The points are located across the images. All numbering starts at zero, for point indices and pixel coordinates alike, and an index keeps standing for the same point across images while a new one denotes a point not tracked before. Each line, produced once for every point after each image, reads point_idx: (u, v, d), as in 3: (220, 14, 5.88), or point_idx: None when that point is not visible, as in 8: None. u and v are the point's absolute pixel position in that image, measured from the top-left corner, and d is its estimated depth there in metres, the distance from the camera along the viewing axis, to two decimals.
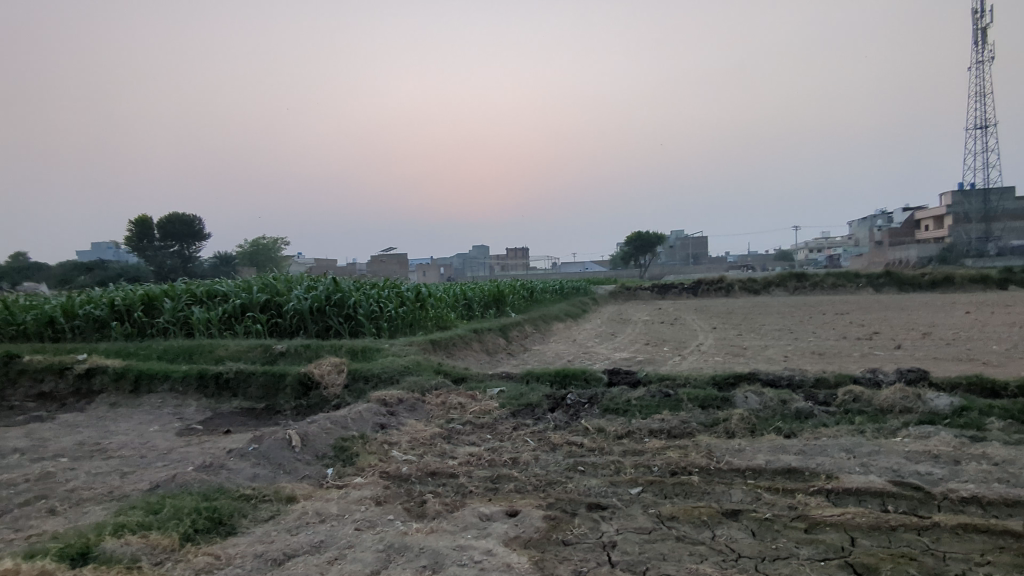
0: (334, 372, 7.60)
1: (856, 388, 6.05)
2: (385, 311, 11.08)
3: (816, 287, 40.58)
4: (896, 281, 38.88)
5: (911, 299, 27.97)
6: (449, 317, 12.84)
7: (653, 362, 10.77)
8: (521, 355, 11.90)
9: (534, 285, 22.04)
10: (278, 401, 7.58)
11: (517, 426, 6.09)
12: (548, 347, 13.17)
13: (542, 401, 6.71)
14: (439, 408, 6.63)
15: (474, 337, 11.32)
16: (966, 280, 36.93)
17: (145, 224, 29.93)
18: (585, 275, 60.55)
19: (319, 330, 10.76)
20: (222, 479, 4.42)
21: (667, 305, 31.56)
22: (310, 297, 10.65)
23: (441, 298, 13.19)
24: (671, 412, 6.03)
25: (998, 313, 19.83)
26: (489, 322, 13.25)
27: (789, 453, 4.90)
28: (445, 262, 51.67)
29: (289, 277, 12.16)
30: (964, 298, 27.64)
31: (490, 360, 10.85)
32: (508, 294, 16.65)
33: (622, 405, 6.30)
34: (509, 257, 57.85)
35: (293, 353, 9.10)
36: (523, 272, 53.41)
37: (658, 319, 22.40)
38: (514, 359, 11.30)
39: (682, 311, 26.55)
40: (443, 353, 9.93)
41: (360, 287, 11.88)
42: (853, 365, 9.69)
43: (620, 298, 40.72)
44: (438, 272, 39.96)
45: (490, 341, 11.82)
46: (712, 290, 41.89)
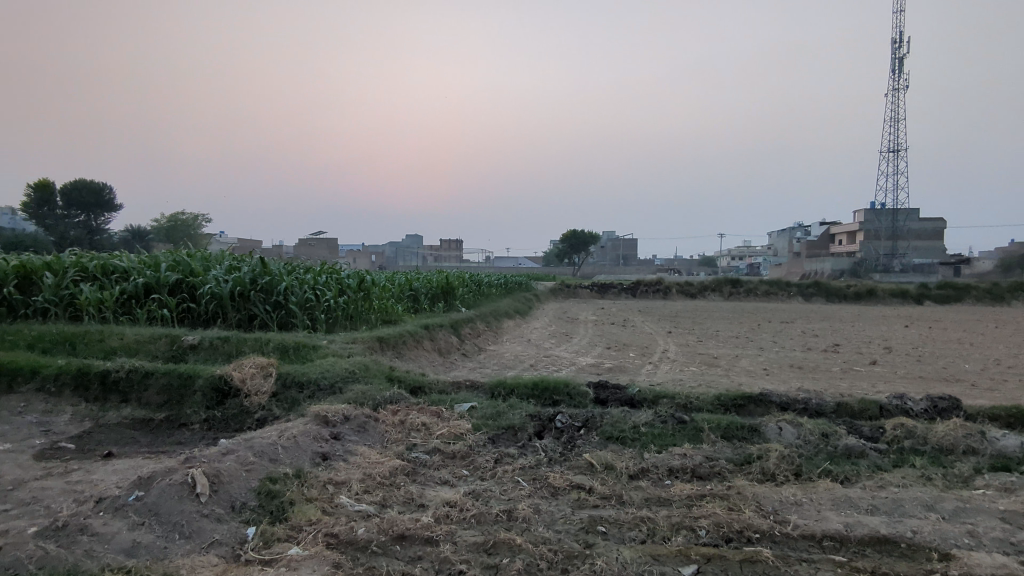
0: (260, 377, 6.00)
1: (904, 420, 5.12)
2: (321, 300, 9.46)
3: (750, 294, 41.17)
4: (824, 292, 40.10)
5: (844, 310, 28.52)
6: (395, 310, 11.33)
7: (625, 371, 9.70)
8: (476, 357, 10.54)
9: (481, 279, 20.72)
10: (183, 410, 5.89)
11: (501, 459, 4.78)
12: (505, 348, 11.90)
13: (526, 423, 5.42)
14: (397, 429, 5.21)
15: (425, 334, 9.87)
16: (888, 294, 38.47)
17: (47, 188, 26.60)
18: (522, 270, 59.69)
19: (241, 320, 9.00)
20: (78, 557, 2.86)
21: (609, 306, 30.89)
22: (231, 279, 8.88)
23: (386, 288, 11.64)
24: (692, 446, 4.89)
25: (934, 329, 20.20)
26: (439, 317, 11.81)
27: (862, 511, 3.84)
28: (378, 250, 49.48)
29: (206, 254, 10.25)
30: (892, 312, 28.47)
31: (445, 362, 9.47)
32: (458, 286, 15.24)
33: (628, 432, 5.11)
34: (446, 248, 56.02)
35: (206, 348, 7.37)
36: (459, 264, 51.90)
37: (607, 320, 21.54)
38: (471, 362, 9.92)
39: (628, 312, 25.87)
40: (392, 353, 8.47)
41: (291, 271, 10.17)
42: (842, 382, 8.95)
43: (560, 296, 39.98)
44: (370, 260, 37.77)
45: (442, 340, 10.38)
46: (651, 291, 41.85)
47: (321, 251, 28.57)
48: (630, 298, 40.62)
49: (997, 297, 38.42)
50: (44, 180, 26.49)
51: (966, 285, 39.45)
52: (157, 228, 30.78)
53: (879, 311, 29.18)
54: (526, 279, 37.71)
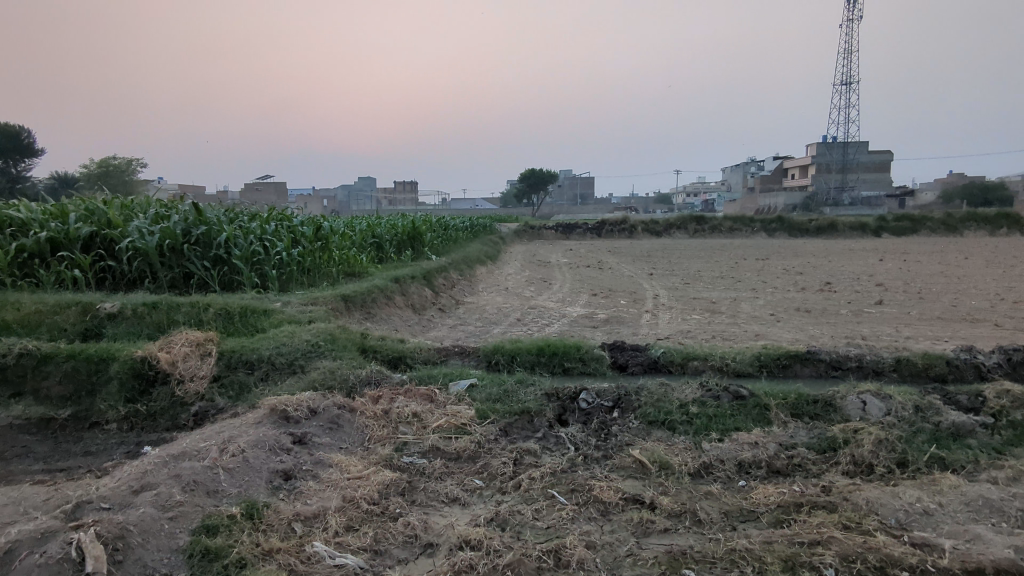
0: (195, 358, 4.68)
1: (1003, 385, 4.23)
2: (270, 254, 8.01)
3: (715, 231, 40.77)
4: (787, 227, 40.00)
5: (812, 245, 28.26)
6: (358, 261, 9.95)
7: (625, 323, 8.68)
8: (455, 311, 9.33)
9: (447, 223, 19.30)
10: (95, 404, 4.54)
11: (523, 460, 3.68)
12: (484, 299, 10.74)
13: (544, 405, 4.31)
14: (382, 421, 4.02)
15: (396, 289, 8.59)
16: (849, 227, 38.61)
17: None
18: (482, 211, 57.88)
19: (174, 279, 7.51)
20: None
21: (578, 247, 29.85)
22: (158, 230, 7.33)
23: (346, 235, 10.19)
24: (761, 430, 3.87)
25: (908, 261, 19.92)
26: (408, 267, 10.49)
27: (1017, 524, 2.92)
28: (331, 194, 46.90)
29: (127, 202, 8.57)
30: (858, 245, 28.37)
31: (421, 320, 8.27)
32: (425, 230, 13.84)
33: (676, 414, 4.07)
34: (403, 191, 53.56)
35: (129, 319, 5.93)
36: (416, 207, 49.84)
37: (581, 263, 20.54)
38: (450, 319, 8.71)
39: (599, 254, 24.94)
40: (361, 313, 7.20)
41: (233, 221, 8.62)
42: (864, 327, 8.13)
43: (524, 237, 38.74)
44: (323, 203, 35.50)
45: (415, 295, 9.11)
46: (617, 231, 41.01)
47: (269, 196, 26.35)
48: (596, 238, 39.69)
49: (951, 228, 39.03)
50: None
51: (922, 216, 39.88)
52: (86, 174, 27.81)
53: (845, 244, 29.03)
54: (489, 221, 36.23)
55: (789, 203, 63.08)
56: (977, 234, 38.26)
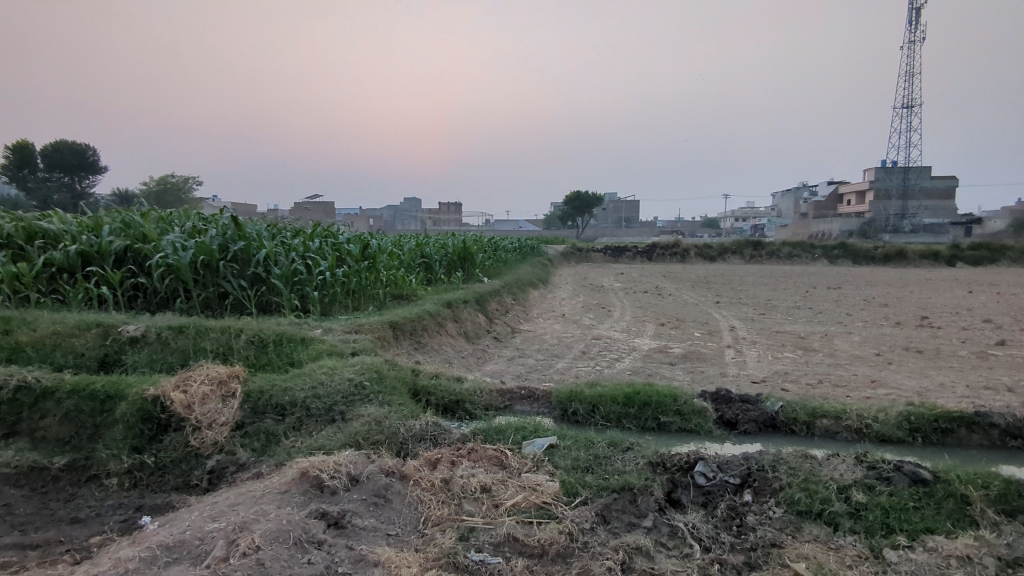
0: (216, 400, 3.86)
1: None
2: (313, 274, 7.28)
3: (772, 257, 38.88)
4: (851, 254, 37.84)
5: (882, 274, 26.39)
6: (406, 282, 9.17)
7: (706, 362, 7.60)
8: (512, 341, 8.41)
9: (497, 244, 18.51)
10: (97, 453, 3.76)
11: (633, 566, 2.66)
12: (541, 327, 9.80)
13: (650, 481, 3.29)
14: (441, 496, 3.08)
15: (448, 315, 7.74)
16: (920, 255, 36.20)
17: (24, 149, 24.15)
18: (528, 233, 57.19)
19: (208, 299, 6.84)
20: None
21: (630, 271, 28.62)
22: (193, 245, 6.67)
23: (394, 255, 9.43)
24: (967, 534, 2.75)
25: (1002, 294, 18.06)
26: (460, 291, 9.64)
27: None
28: (378, 214, 47.07)
29: (165, 215, 8.01)
30: (934, 275, 26.36)
31: (476, 351, 7.39)
32: (477, 251, 13.05)
33: (837, 503, 2.99)
34: (449, 211, 53.41)
35: (152, 344, 5.21)
36: (462, 227, 49.52)
37: (637, 288, 19.40)
38: (508, 350, 7.79)
39: (654, 279, 23.76)
40: (410, 343, 6.35)
41: (275, 237, 7.95)
42: (1001, 376, 6.83)
43: (572, 260, 37.76)
44: (370, 223, 35.35)
45: (469, 324, 8.24)
46: (668, 255, 39.60)
47: (318, 214, 26.16)
48: (646, 262, 38.39)
49: None
50: (21, 141, 24.13)
51: (999, 245, 37.20)
52: (145, 191, 28.27)
53: (920, 274, 26.97)
54: (537, 242, 35.44)
55: (844, 227, 60.42)
56: None
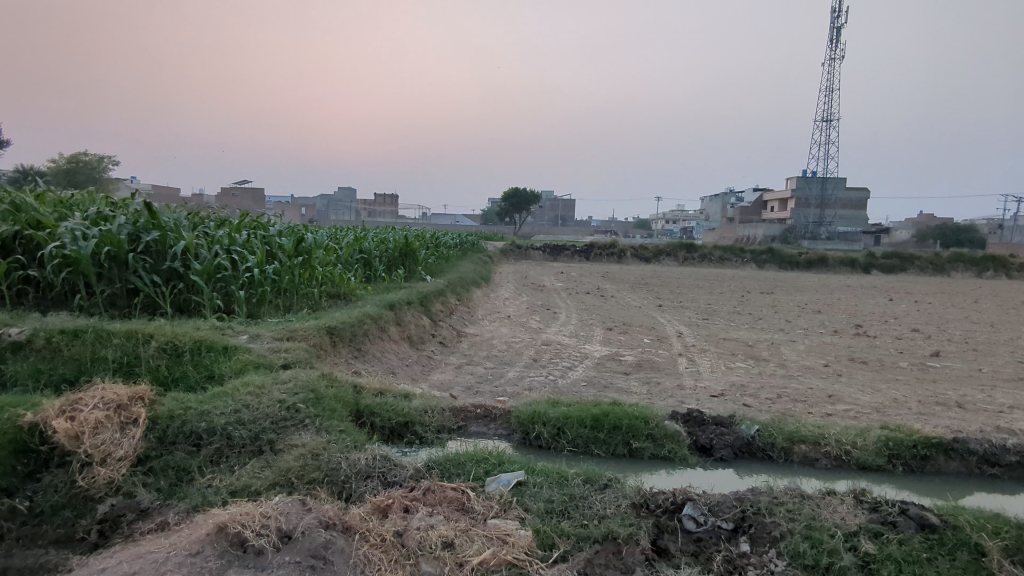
0: (112, 428, 3.14)
1: None
2: (239, 271, 6.51)
3: (705, 259, 39.95)
4: (777, 259, 39.39)
5: (807, 279, 27.50)
6: (343, 280, 8.47)
7: (662, 372, 7.35)
8: (458, 346, 7.89)
9: (438, 240, 17.88)
10: None
11: None
12: (488, 331, 9.33)
13: (636, 526, 2.87)
14: (394, 554, 2.54)
15: (391, 318, 7.14)
16: (840, 262, 38.10)
17: None
18: (466, 228, 56.51)
19: (114, 296, 5.95)
20: None
21: (569, 270, 28.57)
22: (96, 234, 5.79)
23: (331, 251, 8.72)
24: None
25: (919, 303, 19.06)
26: (401, 291, 9.03)
27: None
28: (311, 203, 45.19)
29: (65, 198, 7.00)
30: (854, 282, 27.73)
31: (421, 359, 6.84)
32: (419, 248, 12.42)
33: (846, 554, 2.66)
34: (386, 202, 52.00)
35: (39, 352, 4.37)
36: (399, 220, 48.29)
37: (579, 289, 19.21)
38: (455, 357, 7.28)
39: (594, 279, 23.73)
40: (350, 351, 5.74)
41: (195, 227, 7.09)
42: (946, 390, 6.92)
43: (511, 257, 37.46)
44: (302, 212, 33.76)
45: (413, 327, 7.66)
46: (606, 255, 39.95)
47: (246, 202, 24.67)
48: (584, 261, 38.58)
49: (938, 267, 38.83)
50: None
51: (909, 255, 39.68)
52: (51, 169, 25.80)
53: (842, 281, 28.31)
54: (476, 238, 34.88)
55: (769, 232, 63.09)
56: (962, 275, 38.21)
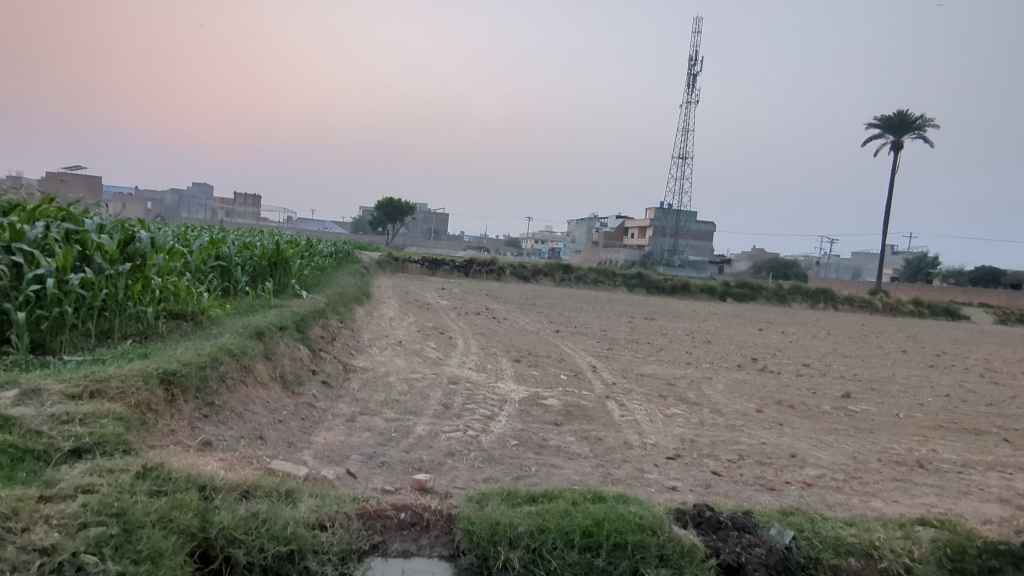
0: None
1: None
2: (23, 281, 4.39)
3: (580, 281, 40.44)
4: (646, 284, 40.82)
5: (678, 305, 28.39)
6: (191, 296, 6.43)
7: (596, 421, 6.21)
8: (348, 386, 6.23)
9: (314, 248, 15.75)
10: None
11: None
12: (380, 364, 7.70)
13: None
14: None
15: (259, 353, 5.35)
16: (701, 290, 40.30)
17: None
18: (335, 235, 52.99)
19: None
20: None
21: (449, 286, 27.17)
22: None
23: (176, 255, 6.65)
24: None
25: (787, 334, 19.95)
26: (270, 312, 7.13)
27: None
28: (154, 196, 39.74)
29: None
30: (719, 310, 29.08)
31: (298, 410, 5.14)
32: (292, 256, 10.43)
33: None
34: (246, 203, 47.39)
35: None
36: (259, 221, 44.02)
37: (468, 309, 17.90)
38: (344, 405, 5.63)
39: (479, 298, 22.54)
40: (196, 408, 3.95)
41: None
42: (892, 444, 6.41)
43: (385, 269, 35.32)
44: (143, 205, 29.30)
45: (286, 365, 5.87)
46: (484, 272, 39.04)
47: (78, 190, 20.73)
48: (462, 277, 37.36)
49: (782, 298, 42.39)
50: None
51: (759, 284, 43.00)
52: None
53: (708, 308, 29.61)
54: (350, 246, 32.39)
55: (631, 257, 66.21)
56: (802, 307, 42.03)
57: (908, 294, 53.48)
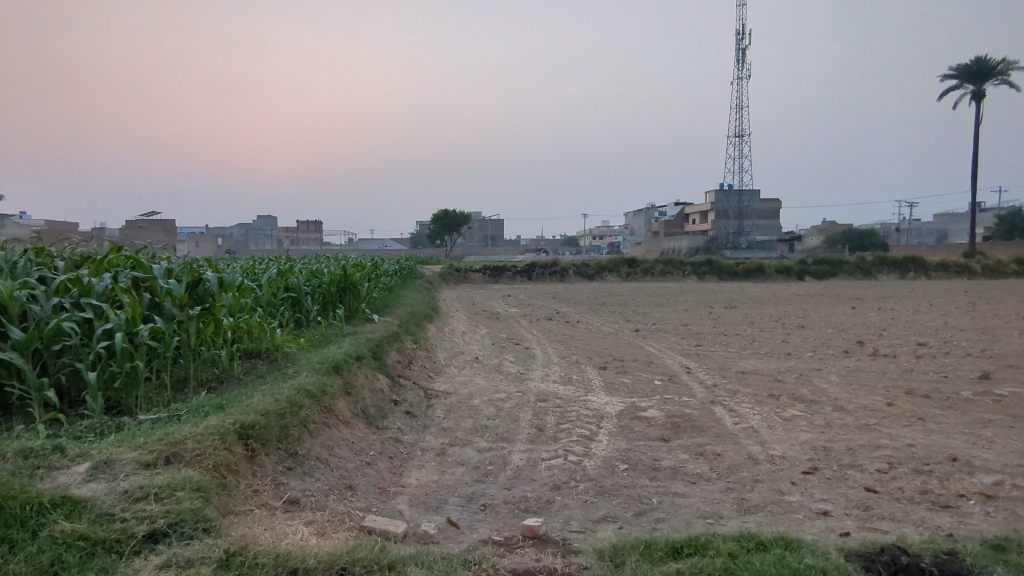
0: None
1: None
2: (95, 337, 4.21)
3: (647, 274, 39.20)
4: (717, 270, 39.17)
5: (755, 290, 26.89)
6: (265, 333, 6.23)
7: (708, 432, 5.55)
8: (433, 415, 5.84)
9: (380, 268, 15.68)
10: None
11: None
12: (461, 385, 7.30)
13: None
14: None
15: (338, 389, 5.02)
16: (776, 270, 38.29)
17: None
18: (396, 252, 53.77)
19: None
20: None
21: (516, 292, 26.78)
22: None
23: (245, 291, 6.47)
24: None
25: (885, 310, 18.39)
26: (345, 341, 6.86)
27: None
28: (225, 232, 41.42)
29: None
30: (800, 290, 27.34)
31: (385, 448, 4.76)
32: (361, 279, 10.24)
33: None
34: (310, 230, 48.78)
35: None
36: (324, 247, 45.15)
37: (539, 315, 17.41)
38: (432, 437, 5.22)
39: (547, 302, 22.03)
40: (279, 461, 3.61)
41: (32, 274, 4.77)
42: None
43: (449, 281, 35.37)
44: (215, 242, 30.45)
45: (367, 398, 5.52)
46: (547, 274, 38.47)
47: (155, 235, 21.62)
48: (526, 282, 36.95)
49: (866, 271, 39.72)
50: None
51: (838, 258, 40.45)
52: None
53: (789, 289, 27.90)
54: (413, 262, 32.57)
55: (695, 244, 64.05)
56: (889, 278, 39.19)
57: (1008, 253, 49.11)
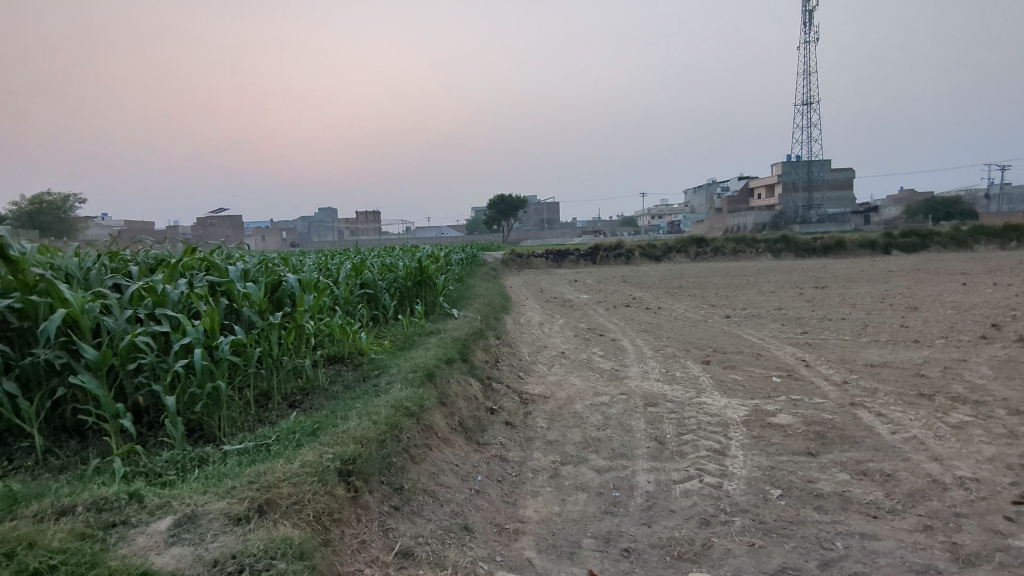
0: None
1: None
2: (173, 354, 3.79)
3: (717, 253, 37.42)
4: (793, 247, 37.01)
5: (840, 266, 25.07)
6: (347, 336, 5.76)
7: (865, 444, 4.69)
8: (535, 424, 5.22)
9: (450, 258, 15.22)
10: None
11: None
12: (557, 386, 6.66)
13: None
14: None
15: (434, 401, 4.47)
16: (858, 245, 35.81)
17: None
18: (456, 240, 53.66)
19: None
20: None
21: (583, 277, 25.92)
22: None
23: (324, 291, 6.02)
24: None
25: (1002, 284, 16.56)
26: (430, 342, 6.33)
27: None
28: (292, 226, 42.29)
29: None
30: (892, 265, 25.27)
31: (490, 469, 4.17)
32: (436, 272, 9.74)
33: None
34: (372, 221, 49.24)
35: None
36: (386, 237, 45.45)
37: (614, 301, 16.59)
38: (541, 454, 4.60)
39: (619, 287, 21.11)
40: (383, 499, 3.06)
41: (106, 283, 4.42)
42: None
43: (512, 267, 34.85)
44: (282, 237, 30.93)
45: (462, 409, 4.93)
46: (612, 257, 37.33)
47: (225, 231, 22.00)
48: (590, 265, 36.01)
49: (960, 242, 36.60)
50: None
51: (928, 229, 37.46)
52: None
53: (878, 264, 25.89)
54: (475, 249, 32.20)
55: (763, 219, 61.10)
56: (988, 248, 35.95)
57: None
